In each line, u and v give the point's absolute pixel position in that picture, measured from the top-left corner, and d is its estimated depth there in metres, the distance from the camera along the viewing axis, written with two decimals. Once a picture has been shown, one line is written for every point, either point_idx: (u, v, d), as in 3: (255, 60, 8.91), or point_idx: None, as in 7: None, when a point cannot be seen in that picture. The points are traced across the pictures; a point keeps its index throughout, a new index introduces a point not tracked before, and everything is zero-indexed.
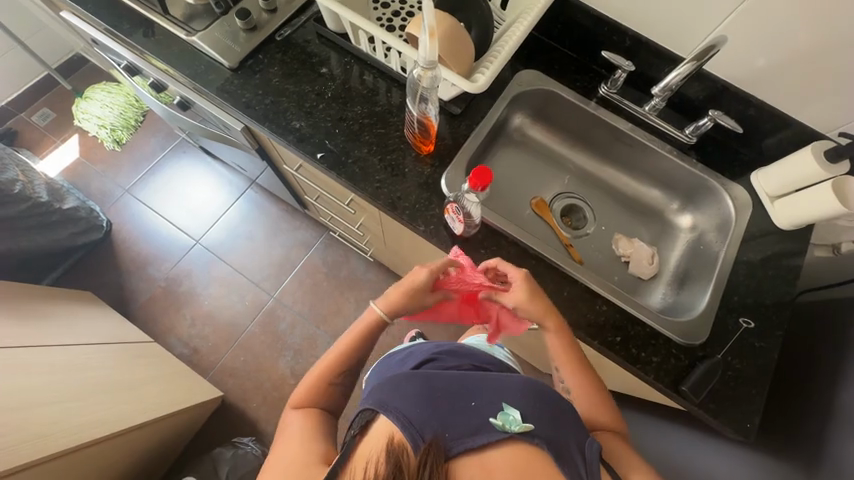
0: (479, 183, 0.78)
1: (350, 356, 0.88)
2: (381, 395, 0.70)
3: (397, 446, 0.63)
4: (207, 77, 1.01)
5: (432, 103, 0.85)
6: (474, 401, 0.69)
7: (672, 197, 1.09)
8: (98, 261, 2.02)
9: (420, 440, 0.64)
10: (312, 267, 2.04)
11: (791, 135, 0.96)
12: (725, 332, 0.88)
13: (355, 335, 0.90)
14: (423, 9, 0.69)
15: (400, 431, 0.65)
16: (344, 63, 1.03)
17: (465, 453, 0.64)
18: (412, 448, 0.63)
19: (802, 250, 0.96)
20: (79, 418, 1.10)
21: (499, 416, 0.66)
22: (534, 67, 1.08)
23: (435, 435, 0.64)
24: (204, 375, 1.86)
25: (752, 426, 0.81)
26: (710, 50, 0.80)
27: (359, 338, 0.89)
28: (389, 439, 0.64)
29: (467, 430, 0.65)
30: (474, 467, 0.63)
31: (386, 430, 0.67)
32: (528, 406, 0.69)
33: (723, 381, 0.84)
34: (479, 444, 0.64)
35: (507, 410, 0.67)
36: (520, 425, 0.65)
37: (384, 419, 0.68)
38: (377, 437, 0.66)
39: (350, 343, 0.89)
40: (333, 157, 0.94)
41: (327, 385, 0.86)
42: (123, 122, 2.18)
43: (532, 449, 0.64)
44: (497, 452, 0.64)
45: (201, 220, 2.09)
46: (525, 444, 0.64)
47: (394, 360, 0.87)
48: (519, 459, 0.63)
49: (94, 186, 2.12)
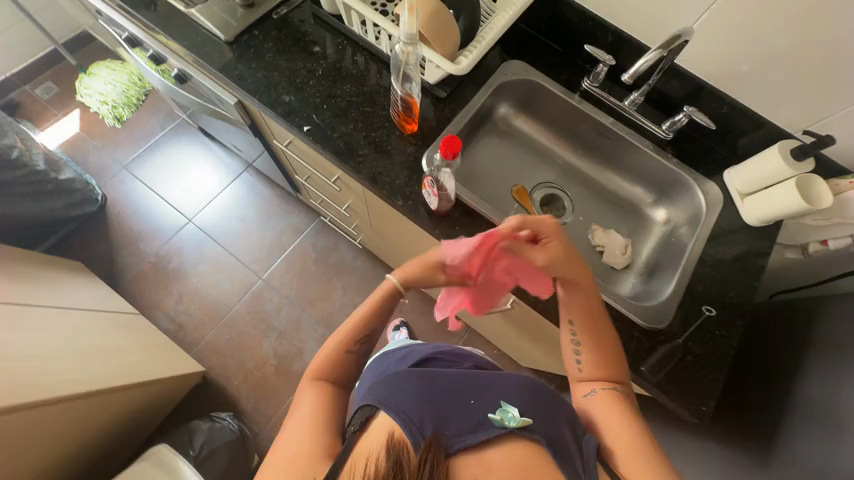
0: (449, 150, 0.80)
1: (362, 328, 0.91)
2: (380, 393, 0.74)
3: (397, 443, 0.66)
4: (203, 49, 1.05)
5: (416, 81, 0.89)
6: (473, 399, 0.72)
7: (648, 192, 1.13)
8: (91, 234, 2.04)
9: (420, 437, 0.67)
10: (301, 251, 2.06)
11: (762, 134, 1.00)
12: (689, 318, 0.91)
13: (370, 308, 0.93)
14: None
15: (401, 428, 0.68)
16: (338, 43, 1.07)
17: (465, 451, 0.67)
18: (411, 444, 0.66)
19: (769, 246, 0.99)
20: (57, 375, 1.11)
21: (498, 412, 0.69)
22: (522, 58, 1.12)
23: (434, 431, 0.67)
24: (188, 351, 1.88)
25: (707, 409, 0.84)
26: (676, 39, 0.83)
27: (377, 308, 0.93)
28: (389, 435, 0.68)
29: (467, 428, 0.68)
30: (473, 465, 0.66)
31: (387, 426, 0.70)
32: (525, 403, 0.72)
33: (683, 365, 0.87)
34: (479, 441, 0.67)
35: (506, 407, 0.70)
36: (518, 421, 0.68)
37: (384, 415, 0.71)
38: (377, 434, 0.70)
39: (368, 313, 0.92)
40: (319, 131, 0.97)
41: (347, 351, 0.90)
42: (125, 100, 2.21)
43: (529, 445, 0.67)
44: (497, 450, 0.67)
45: (196, 200, 2.12)
46: (523, 440, 0.67)
47: (392, 359, 0.92)
48: (518, 457, 0.66)
49: (91, 160, 2.15)
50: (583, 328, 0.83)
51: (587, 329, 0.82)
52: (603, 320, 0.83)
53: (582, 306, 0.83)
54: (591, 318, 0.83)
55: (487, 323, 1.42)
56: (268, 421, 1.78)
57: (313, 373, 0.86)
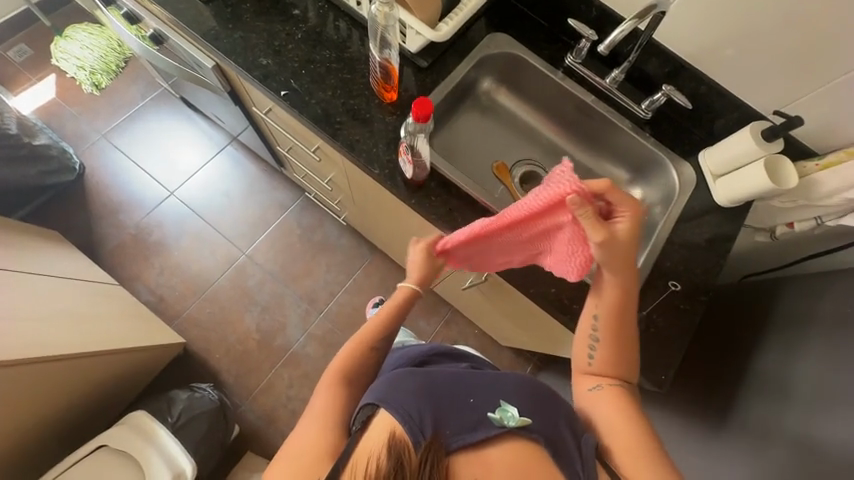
0: (421, 112, 0.80)
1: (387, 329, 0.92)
2: (381, 393, 0.73)
3: (399, 442, 0.67)
4: (178, 6, 1.01)
5: (394, 47, 0.88)
6: (472, 398, 0.75)
7: (625, 172, 1.14)
8: (68, 204, 1.99)
9: (421, 435, 0.69)
10: (286, 226, 2.05)
11: (737, 115, 1.01)
12: (654, 292, 0.94)
13: (391, 309, 0.94)
14: None
15: (401, 425, 0.69)
16: (318, 8, 1.04)
17: (464, 449, 0.71)
18: (413, 444, 0.68)
19: (737, 226, 1.02)
20: (29, 337, 1.10)
21: (497, 411, 0.72)
22: (506, 31, 1.10)
23: (435, 431, 0.70)
24: (169, 323, 1.88)
25: (666, 378, 0.88)
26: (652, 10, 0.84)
27: (398, 309, 0.93)
28: (391, 434, 0.69)
29: (467, 427, 0.71)
30: (472, 461, 0.70)
31: (387, 425, 0.70)
32: (523, 402, 0.75)
33: (645, 337, 0.90)
34: (478, 439, 0.71)
35: (505, 406, 0.73)
36: (517, 420, 0.72)
37: (384, 414, 0.71)
38: (378, 434, 0.70)
39: (389, 314, 0.93)
40: (296, 97, 0.96)
41: (370, 348, 0.89)
42: (103, 66, 2.13)
43: (527, 443, 0.71)
44: (495, 448, 0.70)
45: (178, 172, 2.08)
46: (522, 439, 0.71)
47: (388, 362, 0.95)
48: (516, 454, 0.70)
49: (69, 127, 2.09)
50: (605, 323, 0.82)
51: (611, 324, 0.81)
52: (627, 323, 0.82)
53: (612, 297, 0.80)
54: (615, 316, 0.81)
55: (466, 299, 1.45)
56: (249, 393, 1.81)
57: (334, 366, 0.85)
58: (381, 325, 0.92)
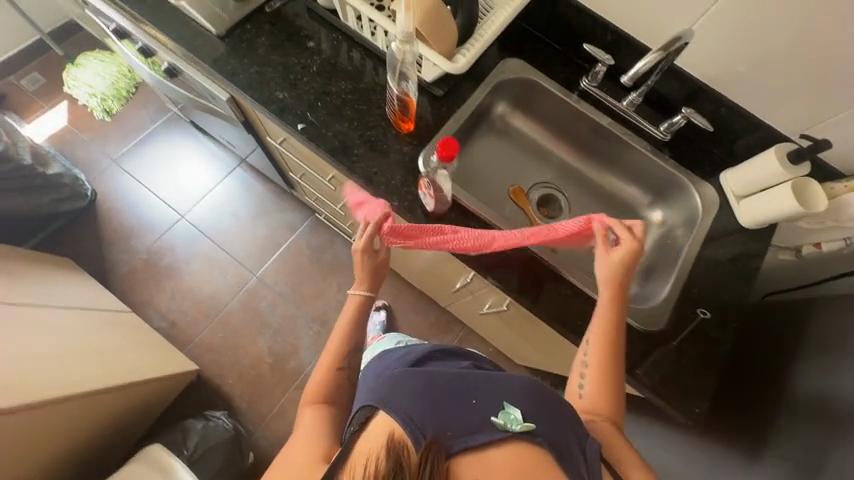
0: (445, 151, 0.79)
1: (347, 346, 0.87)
2: (381, 393, 0.72)
3: (397, 443, 0.64)
4: (193, 42, 1.01)
5: (412, 80, 0.88)
6: (475, 399, 0.71)
7: (645, 193, 1.12)
8: (80, 230, 2.00)
9: (421, 436, 0.66)
10: (297, 248, 2.05)
11: (758, 136, 1.00)
12: (683, 320, 0.91)
13: (344, 326, 0.89)
14: None
15: (401, 427, 0.66)
16: (332, 39, 1.05)
17: (466, 451, 0.67)
18: (412, 446, 0.65)
19: (763, 248, 1.00)
20: (46, 376, 1.10)
21: (500, 415, 0.69)
22: (521, 56, 1.10)
23: (436, 433, 0.66)
24: (181, 349, 1.87)
25: (700, 411, 0.84)
26: (676, 42, 0.84)
27: (353, 323, 0.89)
28: (390, 436, 0.66)
29: (468, 429, 0.67)
30: (473, 464, 0.66)
31: (386, 426, 0.68)
32: (529, 405, 0.71)
33: (677, 368, 0.87)
34: (479, 442, 0.67)
35: (508, 409, 0.70)
36: (521, 425, 0.68)
37: (384, 416, 0.69)
38: (376, 435, 0.67)
39: (342, 333, 0.88)
40: (313, 130, 0.95)
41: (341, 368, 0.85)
42: (114, 92, 2.15)
43: (532, 447, 0.67)
44: (498, 451, 0.66)
45: (188, 195, 2.08)
46: (527, 445, 0.67)
47: (392, 357, 0.90)
48: (519, 457, 0.66)
49: (81, 154, 2.11)
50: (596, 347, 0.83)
51: (600, 350, 0.82)
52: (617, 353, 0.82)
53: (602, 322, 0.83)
54: (605, 329, 0.82)
55: (483, 322, 1.42)
56: (263, 419, 1.78)
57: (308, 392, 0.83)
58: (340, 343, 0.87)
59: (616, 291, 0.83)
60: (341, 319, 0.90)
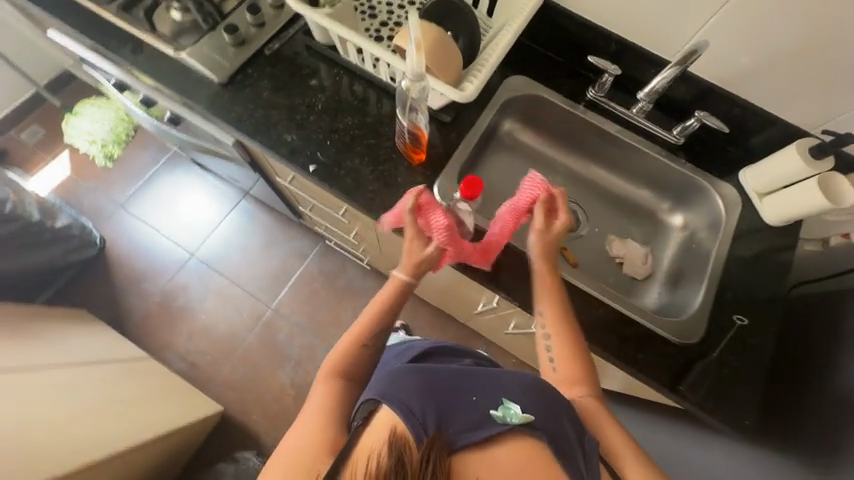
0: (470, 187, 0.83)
1: (377, 322, 0.87)
2: (383, 388, 0.71)
3: (400, 440, 0.65)
4: (196, 92, 1.00)
5: (422, 112, 0.86)
6: (475, 396, 0.72)
7: (662, 198, 1.11)
8: (92, 279, 2.00)
9: (422, 433, 0.66)
10: (309, 276, 2.03)
11: (774, 132, 0.98)
12: (721, 329, 0.89)
13: (379, 305, 0.88)
14: (409, 22, 0.73)
15: (403, 423, 0.67)
16: (334, 74, 1.04)
17: (466, 445, 0.68)
18: (414, 443, 0.65)
19: (791, 245, 0.98)
20: (76, 442, 1.08)
21: (500, 409, 0.70)
22: (524, 73, 1.09)
23: (437, 428, 0.67)
24: (204, 390, 1.85)
25: (750, 423, 0.82)
26: (693, 54, 0.83)
27: (387, 304, 0.88)
28: (392, 431, 0.66)
29: (468, 424, 0.69)
30: (473, 458, 0.68)
31: (388, 422, 0.68)
32: (528, 398, 0.73)
33: (721, 379, 0.85)
34: (479, 437, 0.68)
35: (507, 404, 0.71)
36: (519, 417, 0.69)
37: (386, 411, 0.69)
38: (379, 431, 0.67)
39: (375, 311, 0.88)
40: (326, 170, 0.95)
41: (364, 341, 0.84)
42: (114, 137, 2.14)
43: (530, 440, 0.69)
44: (498, 446, 0.68)
45: (196, 233, 2.08)
46: (527, 439, 0.69)
47: (392, 354, 0.97)
48: (518, 450, 0.68)
49: (86, 202, 2.11)
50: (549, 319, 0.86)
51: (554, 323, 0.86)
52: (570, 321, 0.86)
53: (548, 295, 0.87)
54: (550, 300, 0.86)
55: (508, 338, 1.41)
56: None
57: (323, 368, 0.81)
58: (369, 320, 0.86)
59: (547, 262, 0.87)
60: (377, 297, 0.89)
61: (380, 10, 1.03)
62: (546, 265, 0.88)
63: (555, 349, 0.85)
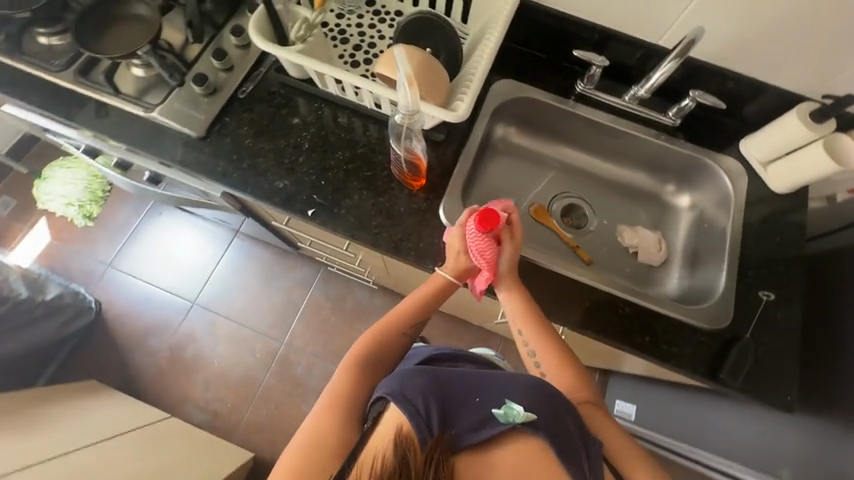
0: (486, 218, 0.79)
1: (418, 313, 0.91)
2: (392, 387, 0.71)
3: (405, 439, 0.65)
4: (175, 150, 0.95)
5: (417, 138, 0.83)
6: (479, 397, 0.73)
7: (666, 180, 1.09)
8: (94, 345, 1.92)
9: (427, 433, 0.67)
10: (316, 304, 2.00)
11: (768, 100, 0.98)
12: (749, 309, 0.90)
13: (424, 293, 0.90)
14: (398, 61, 0.75)
15: (409, 422, 0.67)
16: (314, 108, 0.99)
17: (468, 446, 0.70)
18: (419, 443, 0.66)
19: (802, 210, 0.98)
20: None
21: (502, 407, 0.71)
22: (509, 75, 1.06)
23: (441, 429, 0.69)
24: (230, 438, 1.81)
25: (792, 398, 0.83)
26: (689, 44, 0.83)
27: (428, 298, 0.89)
28: (399, 429, 0.67)
29: (473, 424, 0.70)
30: (473, 459, 0.70)
31: (395, 421, 0.69)
32: (531, 397, 0.73)
33: (757, 359, 0.85)
34: (482, 437, 0.70)
35: (510, 404, 0.71)
36: (522, 417, 0.70)
37: (393, 410, 0.70)
38: (387, 430, 0.68)
39: (422, 299, 0.90)
40: (325, 212, 0.91)
41: (400, 336, 0.90)
42: (90, 196, 1.97)
43: (529, 439, 0.70)
44: (498, 446, 0.70)
45: (193, 280, 2.02)
46: (527, 436, 0.70)
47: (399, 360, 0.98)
48: (518, 450, 0.70)
49: (73, 267, 2.03)
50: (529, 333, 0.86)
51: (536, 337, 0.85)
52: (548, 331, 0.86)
53: (519, 312, 0.86)
54: (525, 316, 0.85)
55: None
56: None
57: (350, 353, 0.85)
58: (411, 308, 0.91)
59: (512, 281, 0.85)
60: (424, 288, 0.91)
61: (351, 34, 0.99)
62: (512, 284, 0.86)
63: (544, 360, 0.86)
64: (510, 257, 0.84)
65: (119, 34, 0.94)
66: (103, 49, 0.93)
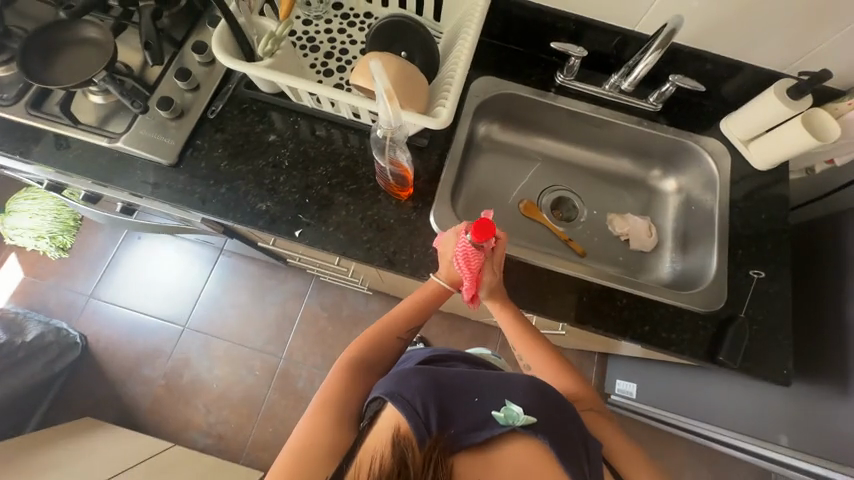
0: (481, 232, 0.74)
1: (413, 319, 0.90)
2: (390, 386, 0.72)
3: (403, 439, 0.65)
4: (146, 180, 0.90)
5: (401, 148, 0.81)
6: (477, 396, 0.72)
7: (651, 165, 1.09)
8: (83, 381, 1.85)
9: (425, 432, 0.67)
10: (313, 315, 1.97)
11: (745, 78, 0.98)
12: (741, 288, 0.91)
13: (418, 298, 0.89)
14: (373, 75, 0.72)
15: (407, 422, 0.67)
16: (290, 122, 0.95)
17: (468, 447, 0.68)
18: (417, 442, 0.65)
19: (784, 184, 1.00)
20: None
21: (502, 410, 0.70)
22: (488, 71, 1.04)
23: (441, 430, 0.68)
24: (238, 459, 1.78)
25: (789, 371, 0.85)
26: (669, 33, 0.82)
27: (421, 306, 0.89)
28: (396, 430, 0.67)
29: (472, 424, 0.69)
30: (473, 462, 0.68)
31: (393, 422, 0.68)
32: (530, 398, 0.73)
33: (753, 336, 0.87)
34: (482, 438, 0.68)
35: (510, 404, 0.70)
36: (522, 418, 0.69)
37: (391, 409, 0.70)
38: (384, 430, 0.68)
39: (415, 303, 0.89)
40: (313, 232, 0.88)
41: (395, 340, 0.89)
42: (61, 226, 1.87)
43: (530, 441, 0.69)
44: (499, 445, 0.68)
45: (181, 303, 1.96)
46: (527, 437, 0.69)
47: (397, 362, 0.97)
48: (520, 450, 0.68)
49: (52, 301, 1.94)
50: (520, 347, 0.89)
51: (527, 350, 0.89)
52: (537, 342, 0.89)
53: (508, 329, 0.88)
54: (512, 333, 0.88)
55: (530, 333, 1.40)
56: None
57: (345, 354, 0.84)
58: (405, 313, 0.90)
59: (497, 300, 0.86)
60: (416, 294, 0.90)
61: (321, 41, 0.95)
62: (498, 304, 0.87)
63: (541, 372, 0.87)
64: (490, 283, 0.84)
65: (72, 60, 0.88)
66: (57, 78, 0.87)
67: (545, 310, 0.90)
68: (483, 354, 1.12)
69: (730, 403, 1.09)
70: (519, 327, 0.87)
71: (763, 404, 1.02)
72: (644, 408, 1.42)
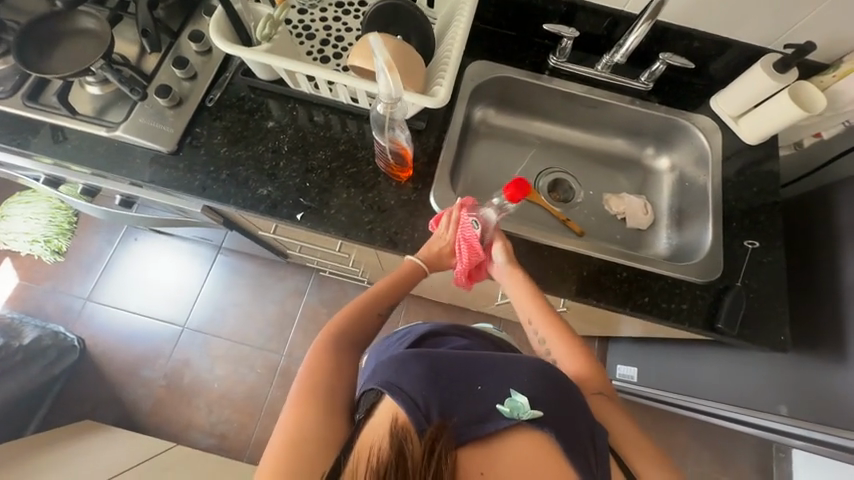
0: (521, 196, 0.78)
1: (391, 296, 0.92)
2: (386, 377, 0.72)
3: (402, 430, 0.64)
4: (146, 168, 0.90)
5: (401, 127, 0.82)
6: (480, 384, 0.72)
7: (645, 145, 1.12)
8: (82, 385, 1.82)
9: (426, 423, 0.67)
10: (313, 311, 1.96)
11: (732, 54, 1.01)
12: (737, 259, 0.93)
13: (396, 274, 0.91)
14: (374, 50, 0.73)
15: (407, 415, 0.67)
16: (288, 109, 0.96)
17: (472, 439, 0.68)
18: (417, 433, 0.65)
19: (774, 158, 1.02)
20: None
21: (507, 403, 0.70)
22: (483, 55, 1.06)
23: (442, 421, 0.67)
24: (242, 458, 1.76)
25: (786, 337, 0.87)
26: (659, 5, 0.84)
27: (401, 282, 0.90)
28: (395, 421, 0.67)
29: (475, 417, 0.69)
30: (478, 455, 0.67)
31: (391, 411, 0.69)
32: (534, 388, 0.72)
33: (749, 305, 0.89)
34: (486, 430, 0.68)
35: (514, 396, 0.71)
36: (529, 412, 0.69)
37: (389, 401, 0.70)
38: (382, 422, 0.69)
39: (394, 278, 0.91)
40: (314, 215, 0.89)
41: (374, 317, 0.90)
42: (56, 229, 1.93)
43: (535, 435, 0.68)
44: (503, 438, 0.68)
45: (179, 303, 1.95)
46: (532, 431, 0.69)
47: (389, 342, 0.92)
48: (525, 444, 0.68)
49: (47, 306, 1.92)
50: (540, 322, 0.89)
51: (545, 324, 0.88)
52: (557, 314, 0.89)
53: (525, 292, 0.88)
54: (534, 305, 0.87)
55: None
56: None
57: (322, 336, 0.83)
58: (384, 289, 0.91)
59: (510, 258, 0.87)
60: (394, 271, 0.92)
61: (316, 29, 0.96)
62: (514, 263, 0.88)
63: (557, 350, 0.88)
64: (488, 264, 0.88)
65: (69, 51, 0.88)
66: (53, 69, 0.87)
67: (547, 286, 0.91)
68: (486, 329, 1.10)
69: (727, 378, 1.11)
70: (530, 292, 0.88)
71: (762, 377, 1.04)
72: (645, 390, 1.43)
